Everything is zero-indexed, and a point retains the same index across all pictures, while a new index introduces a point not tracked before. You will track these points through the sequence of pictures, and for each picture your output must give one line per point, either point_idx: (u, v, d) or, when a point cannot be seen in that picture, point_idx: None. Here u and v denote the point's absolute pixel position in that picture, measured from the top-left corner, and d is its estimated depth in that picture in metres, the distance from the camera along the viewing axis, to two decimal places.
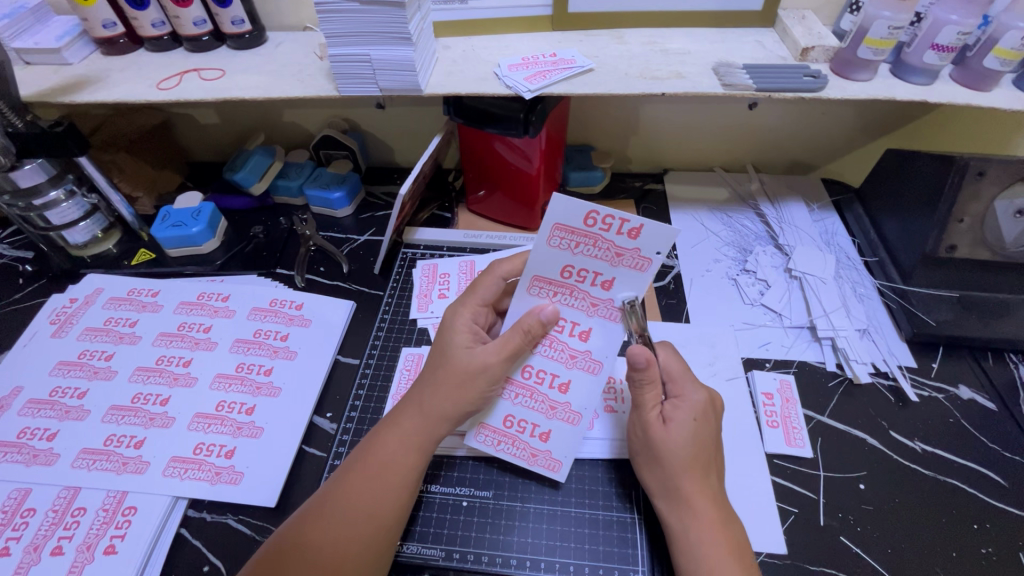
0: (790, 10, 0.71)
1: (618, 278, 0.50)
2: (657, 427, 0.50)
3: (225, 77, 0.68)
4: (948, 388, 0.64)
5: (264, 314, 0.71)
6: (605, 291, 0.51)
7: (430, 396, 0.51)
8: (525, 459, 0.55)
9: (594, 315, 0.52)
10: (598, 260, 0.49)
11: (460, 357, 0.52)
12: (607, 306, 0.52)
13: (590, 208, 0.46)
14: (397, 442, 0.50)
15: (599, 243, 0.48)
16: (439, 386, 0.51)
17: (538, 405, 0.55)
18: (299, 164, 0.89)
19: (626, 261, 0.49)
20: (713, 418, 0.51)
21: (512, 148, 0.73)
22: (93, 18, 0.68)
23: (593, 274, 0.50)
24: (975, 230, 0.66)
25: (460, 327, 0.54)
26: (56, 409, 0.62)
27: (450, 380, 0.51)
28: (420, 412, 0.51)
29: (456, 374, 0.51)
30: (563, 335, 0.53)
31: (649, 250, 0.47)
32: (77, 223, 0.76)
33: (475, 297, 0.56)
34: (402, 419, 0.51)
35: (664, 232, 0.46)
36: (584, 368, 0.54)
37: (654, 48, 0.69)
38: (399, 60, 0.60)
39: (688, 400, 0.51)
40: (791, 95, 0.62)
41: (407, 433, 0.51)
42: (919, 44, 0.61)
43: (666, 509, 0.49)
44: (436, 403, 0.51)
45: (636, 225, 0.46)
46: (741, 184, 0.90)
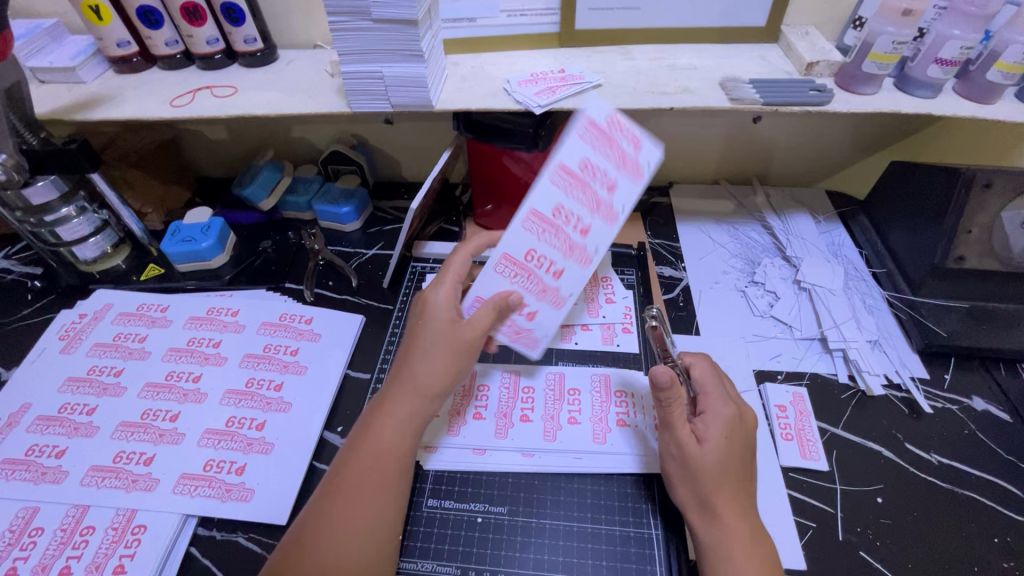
0: (793, 27, 0.73)
1: (569, 269, 0.54)
2: (692, 448, 0.49)
3: (237, 94, 0.69)
4: (962, 399, 0.63)
5: (274, 329, 0.71)
6: (610, 194, 0.50)
7: (422, 372, 0.51)
8: (535, 291, 0.55)
9: (598, 214, 0.51)
10: (579, 208, 0.50)
11: (445, 329, 0.52)
12: (609, 210, 0.51)
13: (583, 157, 0.48)
14: (392, 423, 0.50)
15: (615, 142, 0.47)
16: (429, 361, 0.51)
17: (531, 285, 0.55)
18: (308, 180, 0.90)
19: (602, 212, 0.51)
20: (744, 434, 0.51)
21: (519, 161, 0.73)
22: (107, 37, 0.69)
23: (603, 175, 0.49)
24: (984, 240, 0.66)
25: (442, 304, 0.53)
26: (65, 426, 0.61)
27: (439, 355, 0.51)
28: (412, 389, 0.51)
29: (444, 350, 0.51)
30: (539, 271, 0.54)
31: (619, 205, 0.50)
32: (88, 240, 0.76)
33: (454, 272, 0.56)
34: (397, 399, 0.51)
35: (635, 192, 0.50)
36: (580, 259, 0.54)
37: (661, 64, 0.70)
38: (411, 76, 0.61)
39: (717, 416, 0.51)
40: (797, 109, 0.63)
41: (403, 411, 0.50)
42: (922, 60, 0.62)
43: (699, 523, 0.48)
44: (429, 379, 0.51)
45: (641, 133, 0.48)
46: (746, 196, 0.91)
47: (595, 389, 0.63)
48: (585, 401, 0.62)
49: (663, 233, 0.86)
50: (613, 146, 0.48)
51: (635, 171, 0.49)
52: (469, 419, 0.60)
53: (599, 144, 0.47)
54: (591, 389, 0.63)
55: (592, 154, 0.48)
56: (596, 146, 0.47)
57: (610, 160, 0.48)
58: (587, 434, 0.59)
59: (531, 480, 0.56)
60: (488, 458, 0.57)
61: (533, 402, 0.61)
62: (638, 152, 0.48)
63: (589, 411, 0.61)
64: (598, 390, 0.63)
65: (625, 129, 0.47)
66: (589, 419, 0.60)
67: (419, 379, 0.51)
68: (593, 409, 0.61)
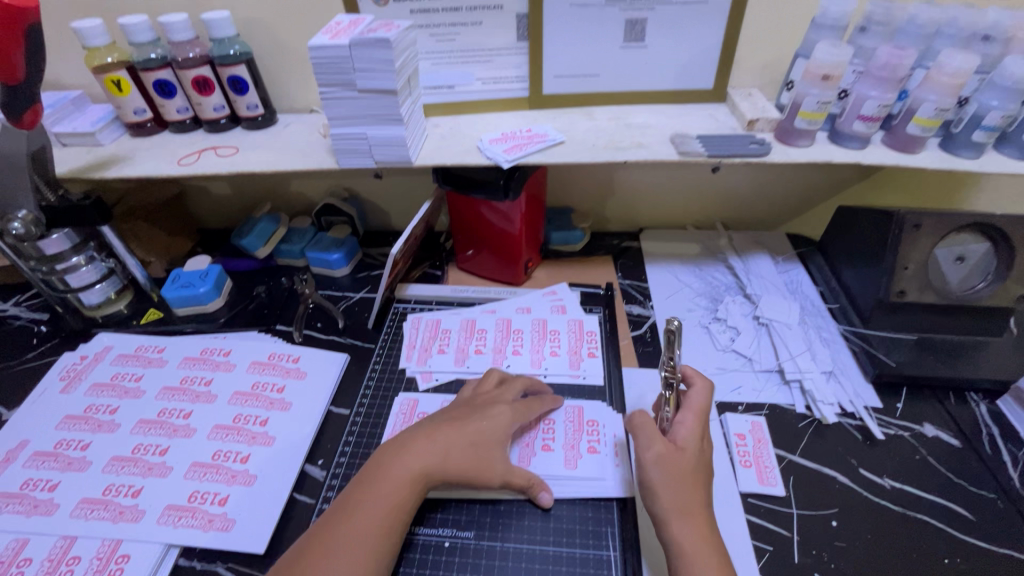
0: (738, 88, 0.82)
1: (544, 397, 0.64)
2: (670, 451, 0.54)
3: (238, 153, 0.77)
4: (913, 426, 0.67)
5: (263, 368, 0.75)
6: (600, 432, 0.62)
7: (452, 453, 0.55)
8: (475, 345, 0.77)
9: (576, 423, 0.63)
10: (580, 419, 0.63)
11: (484, 423, 0.59)
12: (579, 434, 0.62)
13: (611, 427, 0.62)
14: (407, 488, 0.53)
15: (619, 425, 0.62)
16: (463, 445, 0.57)
17: (476, 341, 0.78)
18: (302, 230, 0.97)
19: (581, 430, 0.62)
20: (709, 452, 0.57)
21: (495, 211, 0.80)
22: (126, 106, 0.78)
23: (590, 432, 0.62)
24: (921, 275, 0.71)
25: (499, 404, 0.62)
26: (59, 461, 0.64)
27: (473, 442, 0.57)
28: (437, 461, 0.55)
29: (479, 436, 0.58)
30: (484, 336, 0.79)
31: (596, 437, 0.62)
32: (94, 286, 0.82)
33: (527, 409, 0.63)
34: (419, 455, 0.54)
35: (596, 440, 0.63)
36: (513, 347, 0.77)
37: (619, 122, 0.78)
38: (392, 137, 0.68)
39: (692, 429, 0.57)
40: (740, 160, 0.70)
41: (415, 478, 0.53)
42: (848, 115, 0.70)
43: (675, 525, 0.50)
44: (454, 459, 0.55)
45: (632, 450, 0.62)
46: (711, 239, 0.97)
47: (568, 419, 0.66)
48: (559, 430, 0.65)
49: (633, 274, 0.91)
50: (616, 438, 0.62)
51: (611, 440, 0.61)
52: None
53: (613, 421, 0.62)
54: (563, 419, 0.66)
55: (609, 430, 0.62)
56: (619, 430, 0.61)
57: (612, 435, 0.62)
58: (559, 461, 0.62)
59: (498, 506, 0.58)
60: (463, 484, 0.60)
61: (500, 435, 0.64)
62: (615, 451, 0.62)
63: (562, 439, 0.64)
64: (571, 420, 0.66)
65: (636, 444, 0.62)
66: (562, 446, 0.64)
67: (445, 451, 0.55)
68: (567, 438, 0.64)
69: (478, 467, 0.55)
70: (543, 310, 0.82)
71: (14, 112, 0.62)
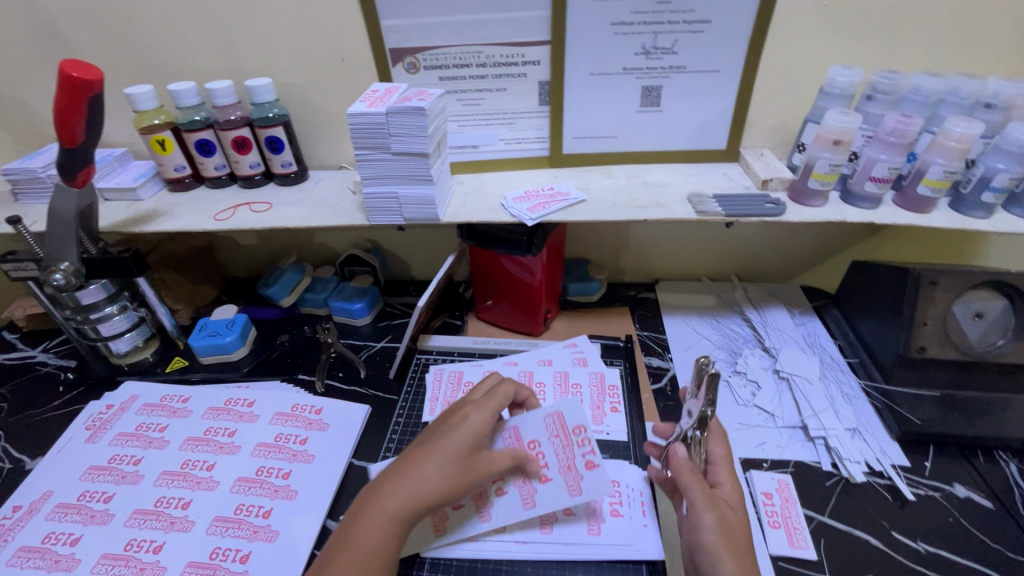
0: (750, 149, 0.85)
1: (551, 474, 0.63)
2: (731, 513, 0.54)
3: (272, 209, 0.80)
4: (943, 486, 0.66)
5: (286, 419, 0.75)
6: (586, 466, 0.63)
7: (427, 481, 0.54)
8: None
9: (562, 474, 0.63)
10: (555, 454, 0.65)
11: (458, 446, 0.57)
12: (573, 476, 0.62)
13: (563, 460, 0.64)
14: (384, 523, 0.52)
15: (568, 449, 0.65)
16: (437, 469, 0.55)
17: None
18: (325, 279, 0.99)
19: (568, 476, 0.63)
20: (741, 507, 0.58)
21: (517, 264, 0.82)
22: (168, 163, 0.82)
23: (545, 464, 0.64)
24: (940, 331, 0.72)
25: (473, 420, 0.59)
26: (82, 513, 0.64)
27: (451, 466, 0.55)
28: (412, 492, 0.53)
29: (456, 459, 0.56)
30: None
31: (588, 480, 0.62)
32: (124, 334, 0.84)
33: (495, 403, 0.62)
34: (394, 494, 0.54)
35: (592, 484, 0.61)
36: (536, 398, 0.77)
37: (636, 181, 0.82)
38: (421, 196, 0.72)
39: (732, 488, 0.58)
40: (756, 219, 0.73)
41: (394, 511, 0.53)
42: (859, 176, 0.73)
43: None
44: (429, 485, 0.54)
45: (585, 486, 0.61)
46: (727, 292, 0.99)
47: (554, 436, 0.66)
48: (550, 452, 0.65)
49: (650, 326, 0.93)
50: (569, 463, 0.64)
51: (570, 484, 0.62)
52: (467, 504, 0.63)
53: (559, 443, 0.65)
54: (550, 436, 0.66)
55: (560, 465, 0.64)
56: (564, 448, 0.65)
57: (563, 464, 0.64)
58: (562, 489, 0.62)
59: (526, 569, 0.59)
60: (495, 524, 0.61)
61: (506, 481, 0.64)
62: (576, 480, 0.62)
63: (556, 463, 0.64)
64: (556, 436, 0.66)
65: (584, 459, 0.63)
66: (558, 471, 0.64)
67: (419, 484, 0.54)
68: (560, 462, 0.64)
69: (457, 488, 0.55)
70: (565, 362, 0.83)
71: (70, 174, 0.66)
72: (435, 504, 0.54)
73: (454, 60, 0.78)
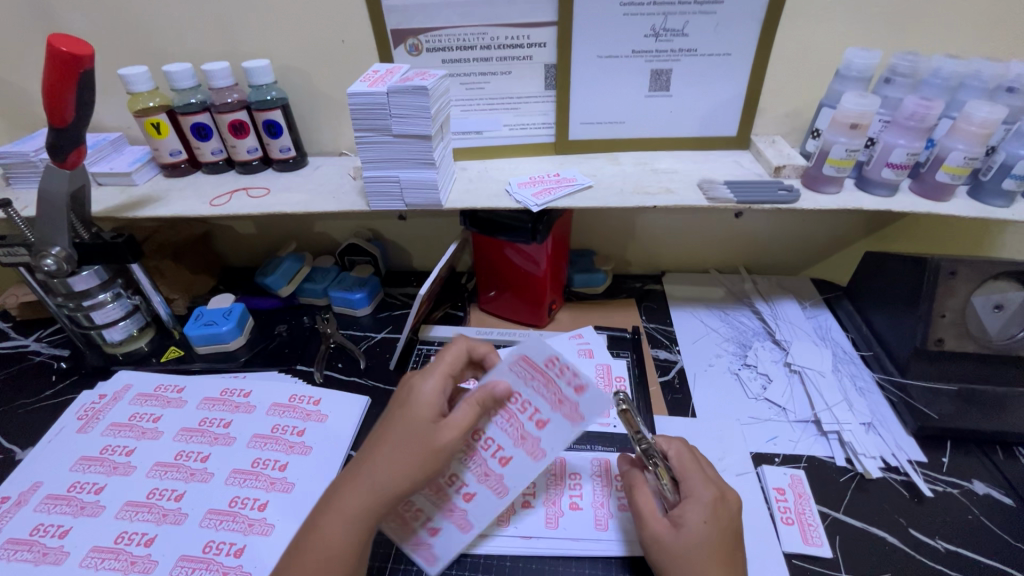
0: (761, 137, 0.83)
1: (553, 420, 0.56)
2: (667, 532, 0.51)
3: (269, 194, 0.78)
4: (962, 483, 0.63)
5: (283, 410, 0.73)
6: (576, 395, 0.53)
7: (381, 473, 0.50)
8: None
9: (557, 411, 0.55)
10: (542, 398, 0.56)
11: (419, 429, 0.52)
12: (571, 406, 0.54)
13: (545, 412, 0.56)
14: (340, 522, 0.50)
15: (550, 385, 0.55)
16: (392, 458, 0.51)
17: None
18: (325, 269, 0.97)
19: (564, 408, 0.55)
20: (728, 516, 0.51)
21: (521, 253, 0.80)
22: (163, 148, 0.80)
23: (534, 411, 0.56)
24: (959, 323, 0.70)
25: (424, 396, 0.54)
26: (72, 505, 0.62)
27: (407, 452, 0.51)
28: (368, 488, 0.50)
29: (413, 445, 0.51)
30: None
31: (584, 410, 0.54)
32: (118, 322, 0.82)
33: (446, 369, 0.57)
34: (350, 494, 0.51)
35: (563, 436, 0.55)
36: None
37: (645, 168, 0.79)
38: (423, 180, 0.69)
39: (697, 499, 0.52)
40: (769, 206, 0.70)
41: (348, 510, 0.50)
42: (876, 163, 0.70)
43: None
44: (383, 478, 0.50)
45: (584, 385, 0.53)
46: (735, 284, 0.96)
47: (530, 381, 0.55)
48: (534, 396, 0.56)
49: (657, 318, 0.90)
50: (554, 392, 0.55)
51: (571, 417, 0.54)
52: (479, 487, 0.57)
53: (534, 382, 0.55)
54: (525, 381, 0.56)
55: (550, 409, 0.55)
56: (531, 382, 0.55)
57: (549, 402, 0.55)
58: (563, 423, 0.55)
59: (529, 564, 0.57)
60: (475, 529, 0.56)
61: (466, 473, 0.58)
62: (575, 401, 0.54)
63: (546, 403, 0.55)
64: (531, 379, 0.55)
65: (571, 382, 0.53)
66: (513, 445, 0.57)
67: (372, 477, 0.50)
68: (549, 401, 0.55)
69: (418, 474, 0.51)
70: (569, 354, 0.81)
71: (62, 154, 0.64)
72: (396, 494, 0.50)
73: (457, 41, 0.75)
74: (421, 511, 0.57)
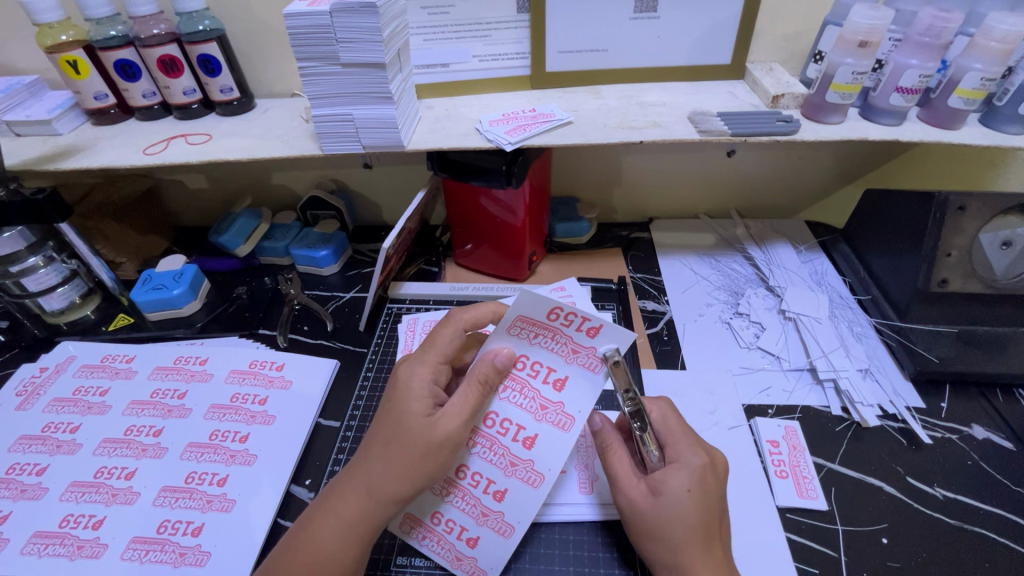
0: (758, 64, 0.75)
1: (571, 376, 0.49)
2: (645, 500, 0.47)
3: (211, 141, 0.70)
4: (961, 428, 0.61)
5: (243, 377, 0.68)
6: (589, 338, 0.46)
7: (380, 475, 0.47)
8: None
9: (573, 362, 0.49)
10: (554, 352, 0.48)
11: (415, 426, 0.47)
12: (589, 354, 0.47)
13: (561, 367, 0.49)
14: (337, 529, 0.46)
15: (558, 337, 0.47)
16: (389, 459, 0.47)
17: None
18: (286, 225, 0.89)
19: (581, 358, 0.48)
20: (714, 485, 0.47)
21: (497, 201, 0.73)
22: (85, 90, 0.70)
23: (546, 369, 0.50)
24: (964, 263, 0.66)
25: (417, 388, 0.49)
26: (11, 488, 0.57)
27: (405, 452, 0.46)
28: (367, 490, 0.47)
29: (412, 446, 0.47)
30: None
31: (603, 350, 0.47)
32: (55, 289, 0.75)
33: (435, 353, 0.52)
34: (347, 496, 0.47)
35: (589, 387, 0.49)
36: None
37: (630, 101, 0.72)
38: (381, 117, 0.61)
39: (681, 467, 0.47)
40: (766, 138, 0.64)
41: (346, 516, 0.47)
42: (884, 88, 0.64)
43: None
44: (383, 480, 0.46)
45: (597, 324, 0.44)
46: (727, 229, 0.91)
47: (535, 339, 0.48)
48: (545, 354, 0.49)
49: (644, 267, 0.85)
50: (562, 341, 0.47)
51: (589, 366, 0.48)
52: (508, 481, 0.52)
53: (541, 338, 0.47)
54: (528, 342, 0.48)
55: (567, 364, 0.49)
56: (532, 340, 0.48)
57: (559, 352, 0.48)
58: (584, 374, 0.49)
59: None
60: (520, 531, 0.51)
61: (488, 473, 0.53)
62: (591, 344, 0.46)
63: (558, 358, 0.49)
64: (535, 337, 0.48)
65: (578, 323, 0.45)
66: (534, 420, 0.51)
67: (371, 480, 0.47)
68: (562, 354, 0.48)
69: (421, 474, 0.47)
70: None
71: None
72: (398, 497, 0.47)
73: None
74: (453, 521, 0.53)
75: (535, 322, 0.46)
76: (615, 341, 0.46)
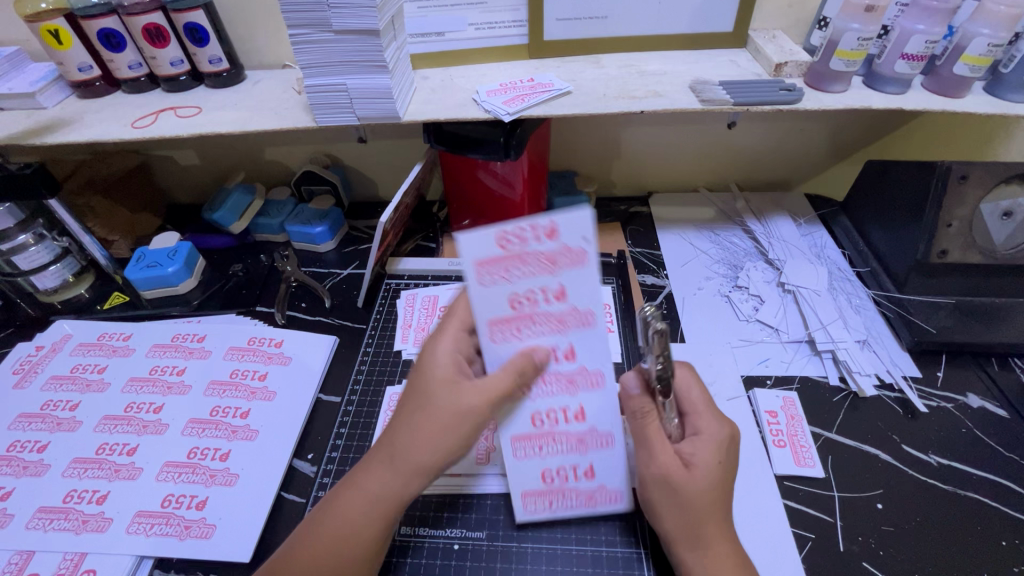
0: (760, 31, 0.74)
1: (567, 284, 0.43)
2: (677, 469, 0.46)
3: (202, 113, 0.68)
4: (957, 397, 0.61)
5: (242, 353, 0.67)
6: (553, 240, 0.41)
7: (404, 447, 0.45)
8: None
9: (557, 271, 0.42)
10: (535, 275, 0.42)
11: (439, 397, 0.45)
12: (566, 254, 0.41)
13: (550, 283, 0.43)
14: (362, 502, 0.46)
15: (527, 257, 0.41)
16: (417, 431, 0.45)
17: None
18: (280, 202, 0.88)
19: (562, 263, 0.42)
20: (733, 456, 0.48)
21: (494, 175, 0.73)
22: (68, 61, 0.68)
23: (541, 293, 0.44)
24: (965, 233, 0.65)
25: (441, 359, 0.47)
26: (13, 465, 0.57)
27: (430, 423, 0.45)
28: (392, 465, 0.46)
29: (438, 418, 0.45)
30: None
31: (575, 240, 0.41)
32: (47, 268, 0.74)
33: (456, 321, 0.49)
34: (374, 471, 0.47)
35: (588, 278, 0.43)
36: None
37: (631, 70, 0.70)
38: (376, 87, 0.60)
39: (707, 438, 0.48)
40: (769, 108, 0.63)
41: (370, 492, 0.46)
42: (889, 55, 0.62)
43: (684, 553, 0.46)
44: (408, 455, 0.45)
45: (547, 223, 0.40)
46: (727, 202, 0.90)
47: (510, 275, 0.42)
48: (527, 281, 0.43)
49: (643, 241, 0.85)
50: (529, 261, 0.42)
51: (575, 262, 0.42)
52: (589, 455, 0.52)
53: (512, 271, 0.42)
54: (506, 281, 0.42)
55: (553, 276, 0.42)
56: (508, 277, 0.42)
57: (539, 272, 0.42)
58: (575, 273, 0.42)
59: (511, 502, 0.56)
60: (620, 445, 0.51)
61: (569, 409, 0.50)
62: (563, 245, 0.41)
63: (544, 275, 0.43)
64: (509, 272, 0.42)
65: (530, 233, 0.40)
66: (558, 334, 0.46)
67: (396, 452, 0.46)
68: (542, 269, 0.42)
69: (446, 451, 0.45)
70: None
71: None
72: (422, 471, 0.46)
73: None
74: (565, 467, 0.52)
75: (494, 259, 0.41)
76: (580, 226, 0.40)
